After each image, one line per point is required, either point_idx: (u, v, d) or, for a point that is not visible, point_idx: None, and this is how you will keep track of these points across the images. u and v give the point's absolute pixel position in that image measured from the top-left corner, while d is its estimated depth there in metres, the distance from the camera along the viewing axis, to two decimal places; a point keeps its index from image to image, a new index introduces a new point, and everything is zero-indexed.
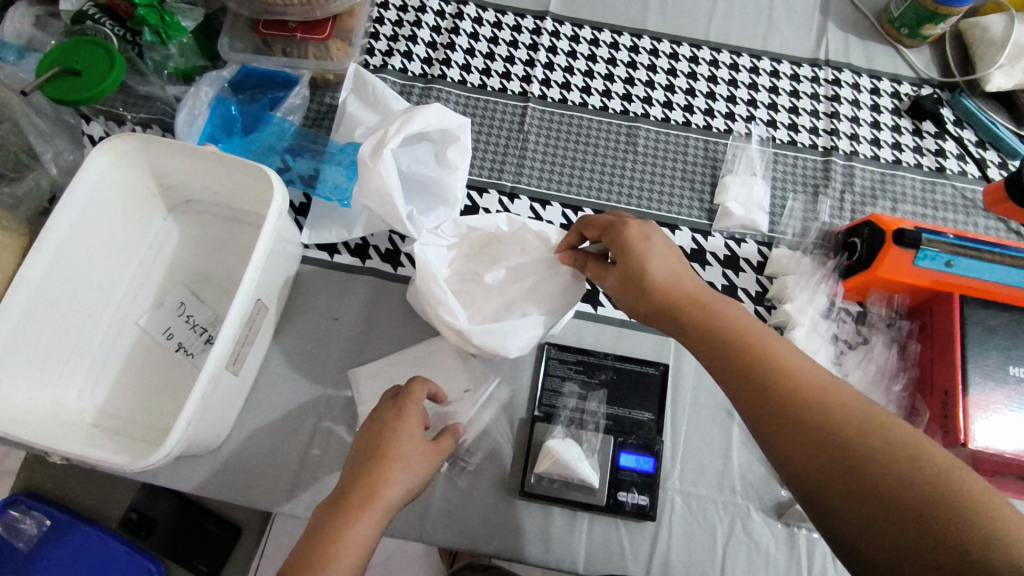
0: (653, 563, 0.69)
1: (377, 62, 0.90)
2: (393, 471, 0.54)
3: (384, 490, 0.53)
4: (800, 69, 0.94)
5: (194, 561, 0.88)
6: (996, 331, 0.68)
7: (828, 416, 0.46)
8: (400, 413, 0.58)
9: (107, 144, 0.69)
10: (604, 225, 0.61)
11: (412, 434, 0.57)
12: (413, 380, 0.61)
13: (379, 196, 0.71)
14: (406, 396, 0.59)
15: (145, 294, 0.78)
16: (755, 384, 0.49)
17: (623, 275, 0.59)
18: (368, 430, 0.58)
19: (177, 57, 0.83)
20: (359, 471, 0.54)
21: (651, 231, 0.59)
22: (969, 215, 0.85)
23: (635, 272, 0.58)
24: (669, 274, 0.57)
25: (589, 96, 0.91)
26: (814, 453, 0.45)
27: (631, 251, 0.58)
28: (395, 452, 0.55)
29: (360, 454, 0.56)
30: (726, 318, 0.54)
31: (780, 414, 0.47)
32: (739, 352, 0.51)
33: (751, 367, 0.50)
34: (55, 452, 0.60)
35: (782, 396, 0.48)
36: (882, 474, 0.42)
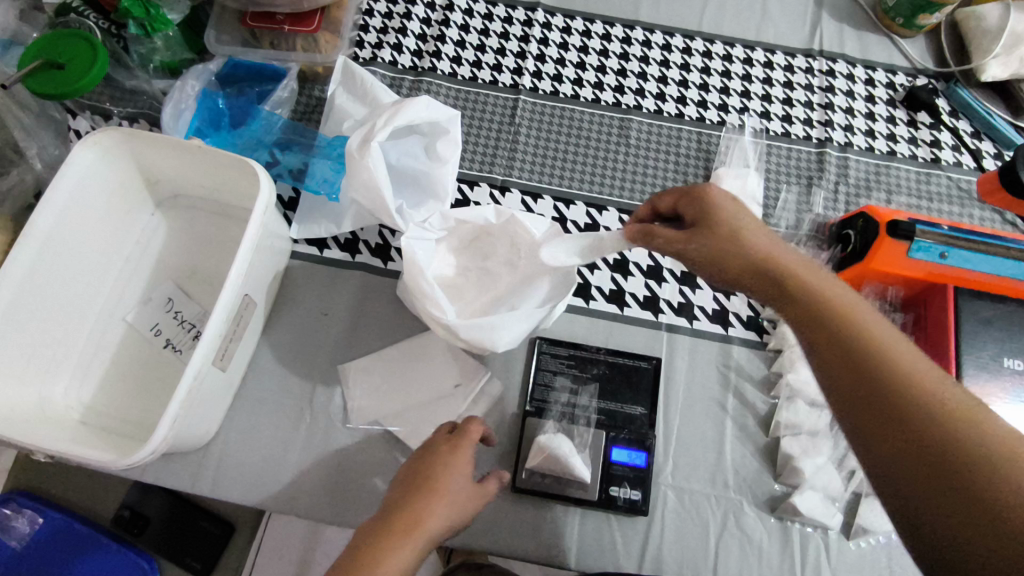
0: (646, 558, 0.69)
1: (367, 55, 0.89)
2: (439, 503, 0.54)
3: (429, 518, 0.53)
4: (794, 60, 0.93)
5: (187, 560, 0.88)
6: (990, 323, 0.68)
7: (923, 396, 0.42)
8: (455, 448, 0.59)
9: (91, 139, 0.68)
10: (688, 194, 0.58)
11: (462, 472, 0.58)
12: (468, 418, 0.63)
13: (367, 189, 0.71)
14: (462, 434, 0.60)
15: (133, 290, 0.77)
16: (845, 357, 0.46)
17: (705, 242, 0.55)
18: (420, 460, 0.59)
19: (163, 50, 0.82)
20: (407, 497, 0.54)
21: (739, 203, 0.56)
22: (964, 207, 0.85)
23: (723, 238, 0.54)
24: (765, 244, 0.53)
25: (581, 88, 0.90)
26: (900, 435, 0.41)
27: (719, 218, 0.54)
28: (444, 484, 0.56)
29: (407, 481, 0.57)
30: (824, 293, 0.49)
31: (866, 389, 0.44)
32: (833, 322, 0.47)
33: (843, 339, 0.46)
34: (39, 450, 0.60)
35: (872, 370, 0.44)
36: (979, 464, 0.38)
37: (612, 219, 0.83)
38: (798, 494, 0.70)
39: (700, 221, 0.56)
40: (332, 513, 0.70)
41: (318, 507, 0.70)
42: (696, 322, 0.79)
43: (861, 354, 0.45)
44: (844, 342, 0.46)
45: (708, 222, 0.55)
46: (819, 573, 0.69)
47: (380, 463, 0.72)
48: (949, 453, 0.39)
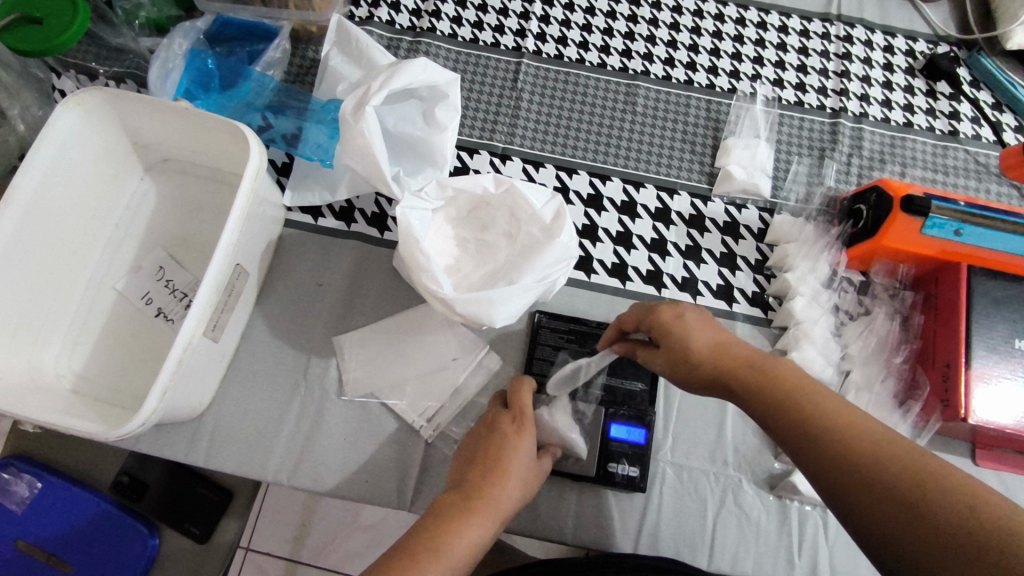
0: (642, 533, 0.69)
1: (363, 14, 0.85)
2: (508, 484, 0.54)
3: (500, 500, 0.53)
4: (811, 24, 0.89)
5: (185, 525, 0.87)
6: (1003, 302, 0.66)
7: (877, 455, 0.42)
8: (521, 429, 0.58)
9: (73, 100, 0.65)
10: (641, 310, 0.57)
11: (527, 452, 0.57)
12: (522, 390, 0.61)
13: (361, 155, 0.68)
14: (523, 412, 0.59)
15: (122, 257, 0.75)
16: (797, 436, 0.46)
17: (666, 354, 0.54)
18: (483, 438, 0.58)
19: (148, 6, 0.78)
20: (477, 477, 0.54)
21: (686, 309, 0.54)
22: (980, 182, 0.82)
23: (677, 346, 0.53)
24: (715, 343, 0.52)
25: (586, 52, 0.86)
26: (860, 492, 0.41)
27: (669, 331, 0.53)
28: (512, 465, 0.55)
29: (475, 460, 0.56)
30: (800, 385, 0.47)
31: (826, 462, 0.44)
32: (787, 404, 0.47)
33: (800, 417, 0.46)
34: (28, 420, 0.59)
35: (824, 442, 0.44)
36: (942, 511, 0.38)
37: (616, 190, 0.80)
38: (798, 473, 0.69)
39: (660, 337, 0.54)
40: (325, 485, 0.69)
41: (312, 479, 0.69)
42: (700, 297, 0.77)
43: (816, 430, 0.45)
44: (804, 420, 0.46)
45: (661, 334, 0.54)
46: (816, 553, 0.69)
47: (374, 437, 0.71)
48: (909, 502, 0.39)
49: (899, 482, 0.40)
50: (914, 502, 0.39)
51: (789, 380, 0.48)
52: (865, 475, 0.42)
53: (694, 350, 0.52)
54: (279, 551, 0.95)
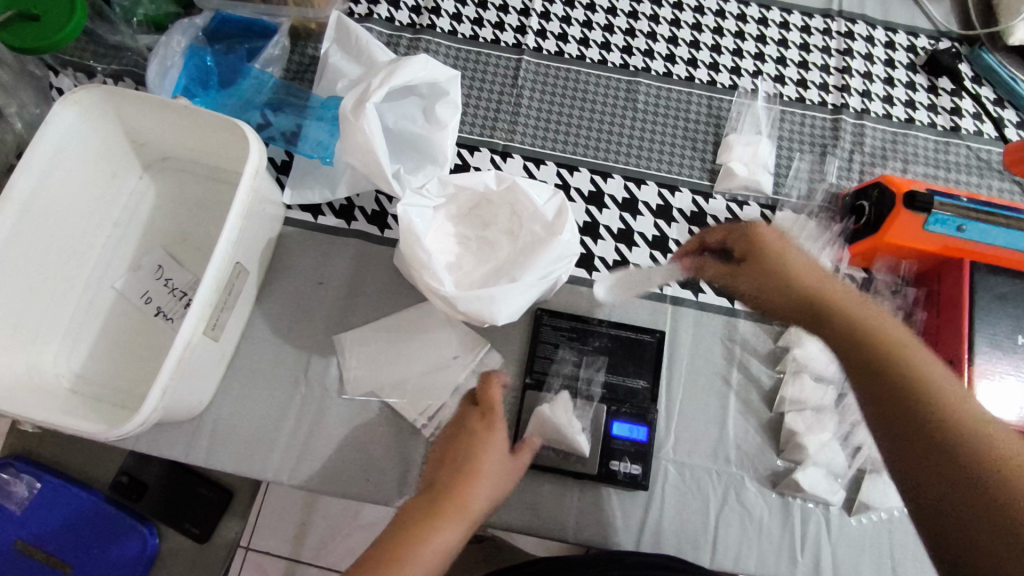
0: (645, 532, 0.68)
1: (362, 10, 0.85)
2: (479, 485, 0.55)
3: (472, 502, 0.53)
4: (812, 21, 0.88)
5: (185, 525, 0.87)
6: (1005, 299, 0.65)
7: (950, 417, 0.41)
8: (491, 426, 0.60)
9: (71, 98, 0.64)
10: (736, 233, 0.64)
11: (497, 452, 0.59)
12: (490, 387, 0.63)
13: (361, 152, 0.67)
14: (493, 412, 0.61)
15: (121, 257, 0.75)
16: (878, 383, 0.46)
17: (751, 273, 0.61)
18: (453, 439, 0.59)
19: (146, 3, 0.78)
20: (450, 475, 0.55)
21: (790, 244, 0.59)
22: (982, 178, 0.82)
23: (778, 271, 0.58)
24: (814, 275, 0.56)
25: (587, 48, 0.86)
26: (933, 453, 0.41)
27: (768, 254, 0.59)
28: (483, 468, 0.56)
29: (446, 460, 0.57)
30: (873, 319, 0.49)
31: (903, 417, 0.43)
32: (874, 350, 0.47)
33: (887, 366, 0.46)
34: (27, 420, 0.58)
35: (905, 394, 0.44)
36: (967, 446, 0.40)
37: (617, 187, 0.80)
38: (800, 470, 0.69)
39: (746, 252, 0.61)
40: (326, 484, 0.69)
41: (313, 478, 0.69)
42: (701, 295, 0.77)
43: (891, 369, 0.45)
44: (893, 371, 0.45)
45: (759, 256, 0.60)
46: (819, 550, 0.69)
47: (375, 436, 0.70)
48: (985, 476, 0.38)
49: (976, 453, 0.39)
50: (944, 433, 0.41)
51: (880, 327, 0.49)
52: (939, 435, 0.41)
53: (791, 274, 0.56)
54: (279, 551, 0.95)
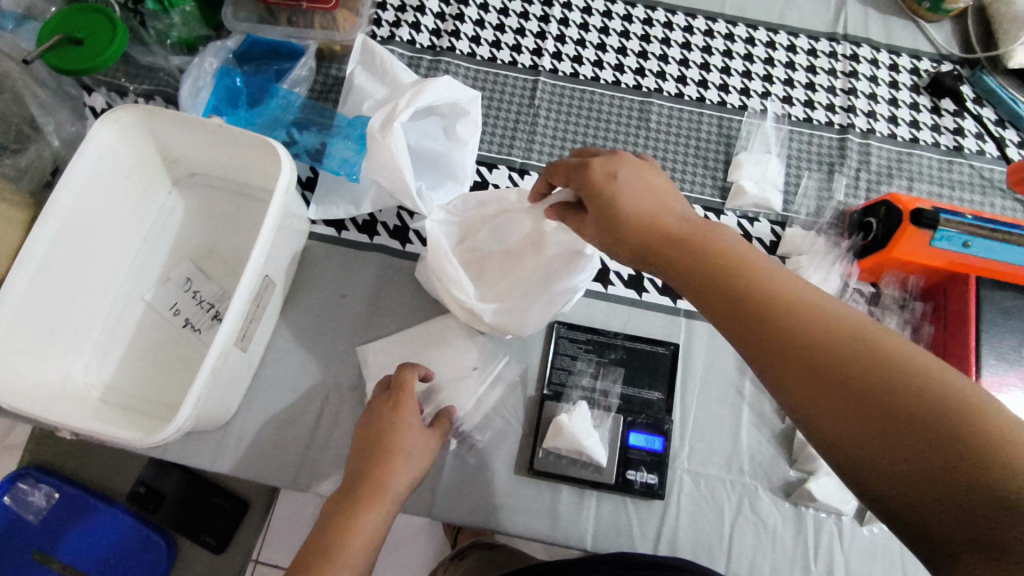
0: (661, 541, 0.70)
1: (384, 33, 0.88)
2: (397, 462, 0.58)
3: (392, 482, 0.57)
4: (818, 44, 0.91)
5: (201, 536, 0.88)
6: (1011, 313, 0.68)
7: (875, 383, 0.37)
8: (398, 406, 0.62)
9: (111, 116, 0.67)
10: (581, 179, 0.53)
11: (411, 426, 0.61)
12: (403, 369, 0.65)
13: (388, 170, 0.70)
14: (400, 389, 0.63)
15: (151, 270, 0.77)
16: (755, 344, 0.42)
17: (597, 214, 0.52)
18: (368, 423, 0.62)
19: (180, 25, 0.81)
20: (366, 464, 0.58)
21: (617, 169, 0.52)
22: (985, 196, 0.84)
23: (611, 220, 0.51)
24: (648, 209, 0.50)
25: (601, 70, 0.89)
26: (856, 429, 0.37)
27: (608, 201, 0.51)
28: (397, 445, 0.59)
29: (363, 447, 0.60)
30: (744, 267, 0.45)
31: (813, 386, 0.39)
32: (738, 299, 0.44)
33: (766, 324, 0.42)
34: (65, 427, 0.60)
35: (803, 354, 0.40)
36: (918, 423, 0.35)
37: None
38: (813, 480, 0.70)
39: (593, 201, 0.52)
40: None
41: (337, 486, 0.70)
42: None
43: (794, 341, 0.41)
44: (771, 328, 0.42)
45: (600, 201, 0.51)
46: (831, 559, 0.70)
47: None
48: (928, 438, 0.35)
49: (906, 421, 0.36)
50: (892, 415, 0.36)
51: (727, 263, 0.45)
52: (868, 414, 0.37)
53: (625, 221, 0.50)
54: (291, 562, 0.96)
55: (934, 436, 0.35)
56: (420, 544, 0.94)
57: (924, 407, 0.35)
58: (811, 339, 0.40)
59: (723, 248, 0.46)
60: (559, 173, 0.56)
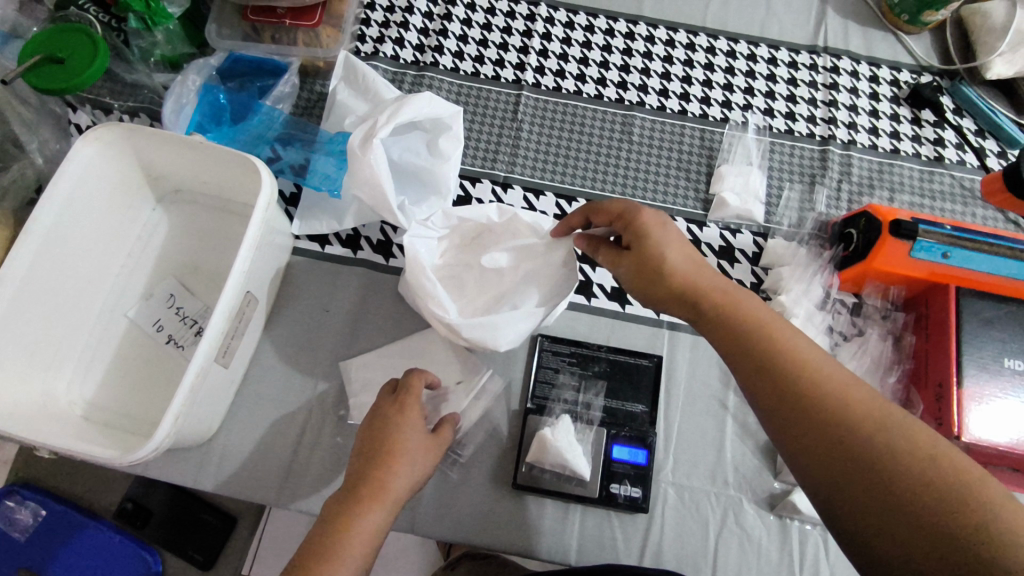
0: (646, 555, 0.69)
1: (368, 49, 0.89)
2: (399, 466, 0.56)
3: (393, 485, 0.55)
4: (798, 56, 0.92)
5: (189, 552, 0.88)
6: (992, 322, 0.68)
7: (870, 444, 0.45)
8: (402, 409, 0.60)
9: (92, 135, 0.67)
10: (623, 222, 0.58)
11: (414, 429, 0.59)
12: (412, 374, 0.63)
13: (368, 185, 0.70)
14: (406, 391, 0.61)
15: (135, 286, 0.77)
16: (770, 394, 0.50)
17: (637, 259, 0.57)
18: (371, 424, 0.60)
19: (163, 44, 0.81)
20: (366, 466, 0.56)
21: (665, 221, 0.57)
22: (967, 206, 0.85)
23: (652, 265, 0.56)
24: (688, 265, 0.56)
25: (584, 84, 0.90)
26: (852, 477, 0.44)
27: (650, 250, 0.56)
28: (400, 448, 0.57)
29: (364, 449, 0.58)
30: (766, 330, 0.52)
31: (817, 437, 0.46)
32: (762, 359, 0.51)
33: (786, 387, 0.49)
34: (43, 446, 0.60)
35: (812, 412, 0.47)
36: (902, 479, 0.42)
37: None
38: (798, 492, 0.70)
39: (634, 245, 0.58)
40: None
41: (319, 502, 0.70)
42: None
43: (805, 400, 0.48)
44: (790, 386, 0.49)
45: (640, 247, 0.57)
46: (817, 572, 0.70)
47: None
48: (911, 493, 0.42)
49: (890, 477, 0.43)
50: (879, 471, 0.43)
51: (751, 325, 0.53)
52: (859, 468, 0.44)
53: (666, 269, 0.55)
54: None
55: (918, 489, 0.42)
56: (410, 559, 0.94)
57: (912, 471, 0.43)
58: (821, 398, 0.48)
59: (750, 312, 0.53)
60: (598, 213, 0.61)
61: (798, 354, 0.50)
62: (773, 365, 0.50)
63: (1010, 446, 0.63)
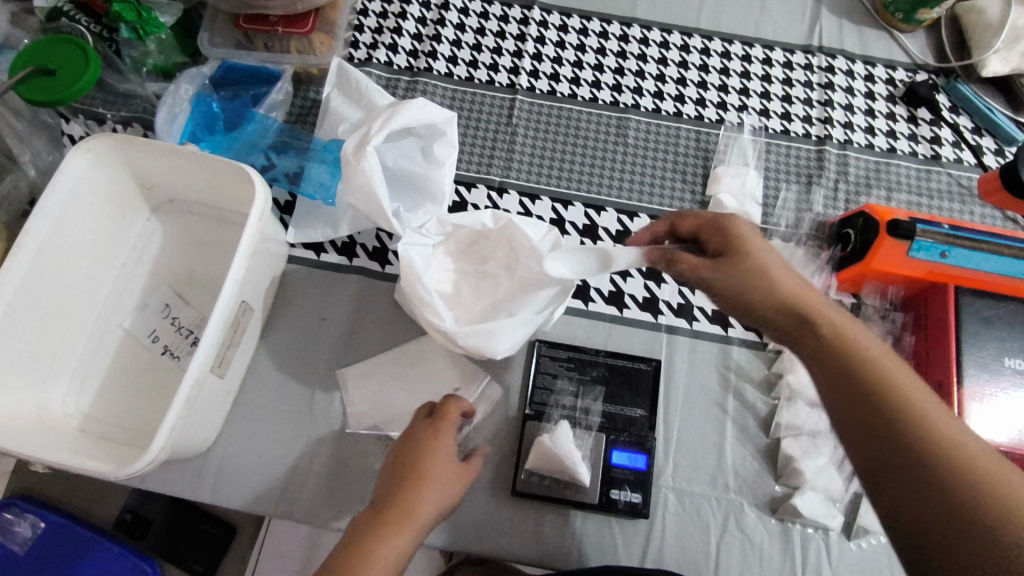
0: (646, 560, 0.69)
1: (362, 55, 0.88)
2: (427, 492, 0.54)
3: (420, 511, 0.53)
4: (793, 56, 0.92)
5: (189, 562, 0.88)
6: (991, 321, 0.67)
7: (947, 458, 0.41)
8: (435, 433, 0.58)
9: (84, 146, 0.67)
10: (716, 225, 0.59)
11: (446, 456, 0.57)
12: (449, 399, 0.61)
13: (363, 193, 0.70)
14: (442, 415, 0.59)
15: (129, 296, 0.77)
16: (856, 414, 0.46)
17: (723, 263, 0.57)
18: (403, 446, 0.58)
19: (155, 53, 0.81)
20: (394, 489, 0.54)
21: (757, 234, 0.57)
22: (964, 204, 0.84)
23: (740, 266, 0.56)
24: (778, 271, 0.55)
25: (578, 87, 0.89)
26: (921, 489, 0.41)
27: (743, 254, 0.56)
28: (430, 474, 0.55)
29: (393, 472, 0.56)
30: (851, 337, 0.49)
31: (907, 473, 0.42)
32: (847, 365, 0.48)
33: (865, 391, 0.46)
34: (37, 460, 0.59)
35: (893, 423, 0.44)
36: (977, 497, 0.39)
37: (610, 220, 0.82)
38: (798, 495, 0.70)
39: (726, 248, 0.57)
40: (332, 518, 0.70)
41: (318, 511, 0.70)
42: (695, 323, 0.79)
43: (881, 404, 0.45)
44: (879, 408, 0.45)
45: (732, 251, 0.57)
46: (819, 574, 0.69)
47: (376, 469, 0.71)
48: (982, 515, 0.39)
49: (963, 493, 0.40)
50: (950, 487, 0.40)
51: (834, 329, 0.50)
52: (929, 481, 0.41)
53: (755, 271, 0.55)
54: None
55: (993, 513, 0.39)
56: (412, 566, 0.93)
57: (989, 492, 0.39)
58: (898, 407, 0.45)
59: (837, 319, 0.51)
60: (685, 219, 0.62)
61: (878, 361, 0.48)
62: (862, 383, 0.47)
63: (1007, 446, 0.63)
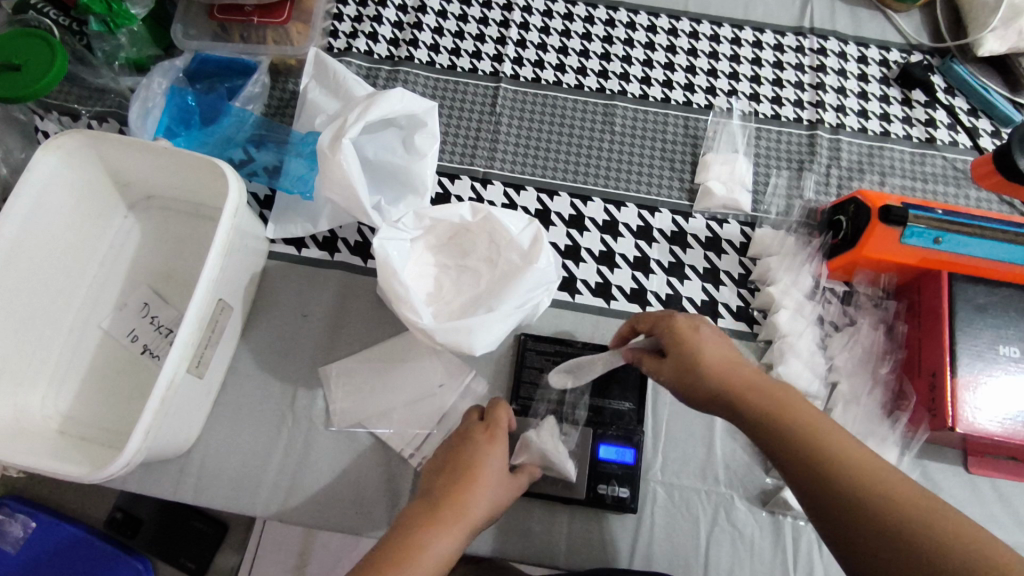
0: (635, 554, 0.68)
1: (341, 44, 0.86)
2: (476, 493, 0.54)
3: (469, 509, 0.53)
4: (784, 39, 0.90)
5: (181, 560, 0.86)
6: (986, 309, 0.65)
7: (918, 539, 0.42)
8: (491, 437, 0.58)
9: (53, 143, 0.66)
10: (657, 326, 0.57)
11: (498, 461, 0.57)
12: (499, 403, 0.61)
13: (341, 187, 0.68)
14: (495, 419, 0.60)
15: (108, 295, 0.76)
16: (851, 542, 0.44)
17: (675, 367, 0.54)
18: (456, 445, 0.58)
19: (128, 47, 0.80)
20: (446, 486, 0.54)
21: (700, 324, 0.55)
22: (959, 188, 0.82)
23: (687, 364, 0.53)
24: (723, 364, 0.53)
25: (563, 74, 0.87)
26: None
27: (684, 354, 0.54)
28: (480, 476, 0.55)
29: (445, 470, 0.56)
30: (805, 429, 0.48)
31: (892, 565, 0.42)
32: (809, 466, 0.47)
33: (830, 490, 0.46)
34: (11, 465, 0.58)
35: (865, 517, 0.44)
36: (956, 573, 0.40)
37: (597, 210, 0.81)
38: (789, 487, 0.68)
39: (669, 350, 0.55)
40: (316, 517, 0.69)
41: (301, 511, 0.69)
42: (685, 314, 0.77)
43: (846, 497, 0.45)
44: (842, 503, 0.45)
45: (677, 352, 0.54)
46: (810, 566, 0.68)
47: (360, 467, 0.70)
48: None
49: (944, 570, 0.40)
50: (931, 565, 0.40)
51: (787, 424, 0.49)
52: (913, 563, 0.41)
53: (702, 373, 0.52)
54: None
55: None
56: None
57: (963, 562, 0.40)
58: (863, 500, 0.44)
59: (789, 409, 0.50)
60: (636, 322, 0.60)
61: (834, 450, 0.47)
62: (843, 502, 0.45)
63: (1000, 434, 0.62)
